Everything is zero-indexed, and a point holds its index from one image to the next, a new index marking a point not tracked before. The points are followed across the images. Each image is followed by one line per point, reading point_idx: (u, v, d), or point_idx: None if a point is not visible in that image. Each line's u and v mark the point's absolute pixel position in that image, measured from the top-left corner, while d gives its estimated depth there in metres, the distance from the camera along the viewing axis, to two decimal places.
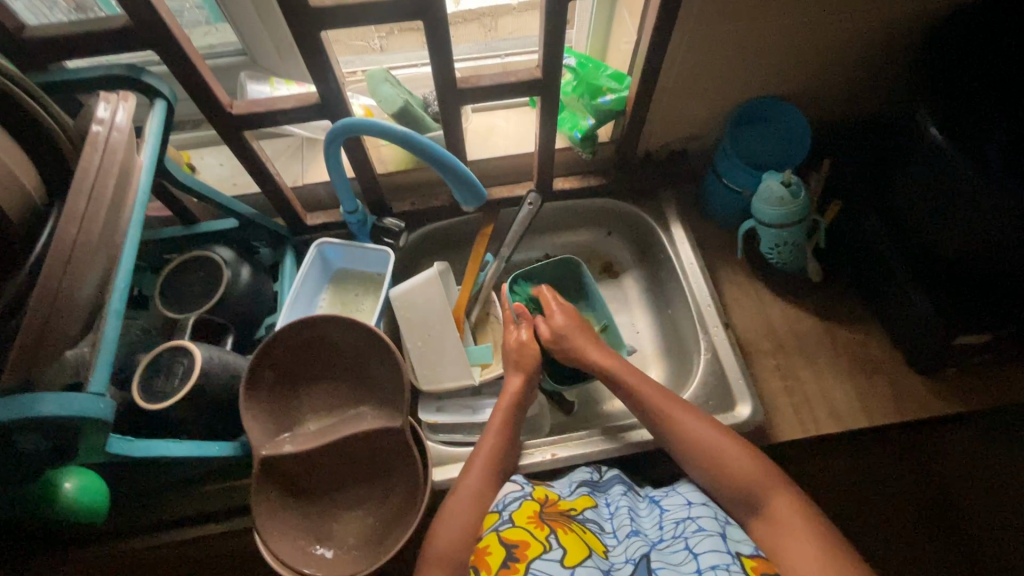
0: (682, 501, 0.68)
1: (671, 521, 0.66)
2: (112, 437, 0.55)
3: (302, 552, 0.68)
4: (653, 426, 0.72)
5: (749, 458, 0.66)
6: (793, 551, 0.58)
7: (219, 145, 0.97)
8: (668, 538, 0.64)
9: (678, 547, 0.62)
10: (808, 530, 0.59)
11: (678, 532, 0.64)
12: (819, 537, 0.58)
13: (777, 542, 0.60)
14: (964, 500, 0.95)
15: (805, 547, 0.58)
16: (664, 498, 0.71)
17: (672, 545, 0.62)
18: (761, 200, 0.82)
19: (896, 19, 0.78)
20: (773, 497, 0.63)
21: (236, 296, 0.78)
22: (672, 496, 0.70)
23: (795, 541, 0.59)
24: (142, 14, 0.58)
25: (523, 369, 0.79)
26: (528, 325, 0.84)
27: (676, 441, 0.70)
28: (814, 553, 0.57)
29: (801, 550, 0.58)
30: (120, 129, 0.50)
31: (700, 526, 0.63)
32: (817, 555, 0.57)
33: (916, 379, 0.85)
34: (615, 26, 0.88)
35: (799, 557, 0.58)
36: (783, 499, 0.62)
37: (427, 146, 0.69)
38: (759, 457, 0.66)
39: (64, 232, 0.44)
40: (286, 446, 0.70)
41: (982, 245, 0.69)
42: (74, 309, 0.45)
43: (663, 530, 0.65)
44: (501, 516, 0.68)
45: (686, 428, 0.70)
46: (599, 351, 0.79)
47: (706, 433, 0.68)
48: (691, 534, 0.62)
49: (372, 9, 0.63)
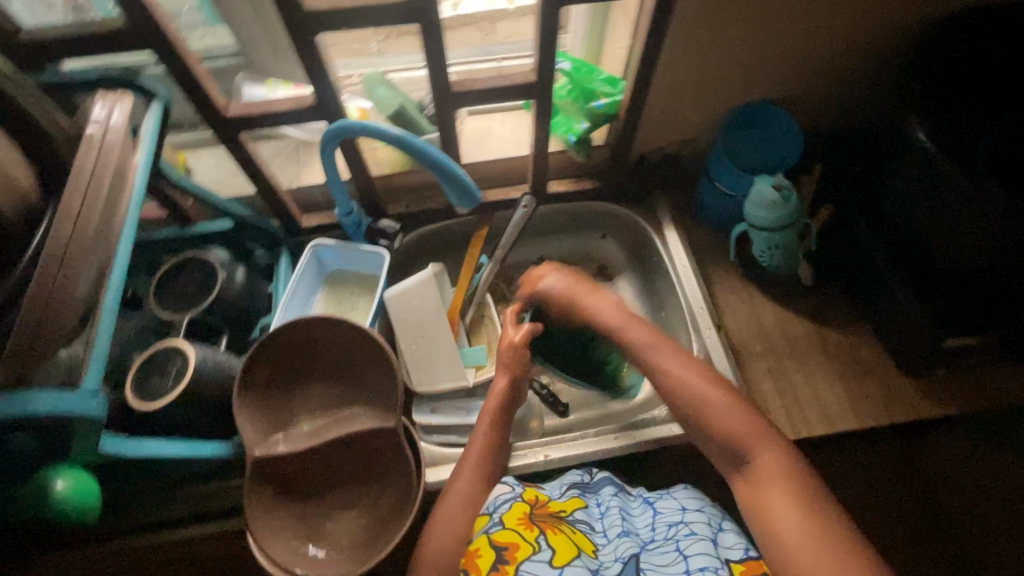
0: (676, 506, 0.68)
1: (664, 524, 0.66)
2: (106, 436, 0.56)
3: (294, 553, 0.68)
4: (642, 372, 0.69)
5: (738, 412, 0.62)
6: (774, 507, 0.55)
7: (216, 145, 0.98)
8: (660, 539, 0.64)
9: (669, 549, 0.62)
10: (789, 488, 0.56)
11: (670, 534, 0.64)
12: (802, 503, 0.55)
13: (758, 497, 0.57)
14: (956, 502, 0.96)
15: (788, 505, 0.55)
16: (659, 501, 0.71)
17: (662, 547, 0.63)
18: (753, 204, 0.83)
19: (887, 25, 0.79)
20: (762, 453, 0.59)
21: (230, 296, 0.78)
22: (666, 499, 0.70)
23: (778, 496, 0.56)
24: (138, 16, 0.59)
25: (510, 371, 0.78)
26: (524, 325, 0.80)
27: (668, 395, 0.66)
28: (796, 509, 0.54)
29: (783, 506, 0.55)
30: (116, 129, 0.51)
31: (692, 530, 0.63)
32: (796, 512, 0.54)
33: (906, 382, 0.86)
34: (610, 31, 0.89)
35: (779, 513, 0.55)
36: (769, 457, 0.58)
37: (422, 148, 0.70)
38: (749, 411, 0.62)
39: (59, 230, 0.45)
40: (279, 446, 0.70)
41: (971, 245, 0.69)
42: (67, 309, 0.45)
43: (655, 532, 0.66)
44: (492, 518, 0.67)
45: (676, 381, 0.66)
46: (606, 308, 0.74)
47: (695, 386, 0.64)
48: (682, 538, 0.62)
49: (367, 12, 0.63)
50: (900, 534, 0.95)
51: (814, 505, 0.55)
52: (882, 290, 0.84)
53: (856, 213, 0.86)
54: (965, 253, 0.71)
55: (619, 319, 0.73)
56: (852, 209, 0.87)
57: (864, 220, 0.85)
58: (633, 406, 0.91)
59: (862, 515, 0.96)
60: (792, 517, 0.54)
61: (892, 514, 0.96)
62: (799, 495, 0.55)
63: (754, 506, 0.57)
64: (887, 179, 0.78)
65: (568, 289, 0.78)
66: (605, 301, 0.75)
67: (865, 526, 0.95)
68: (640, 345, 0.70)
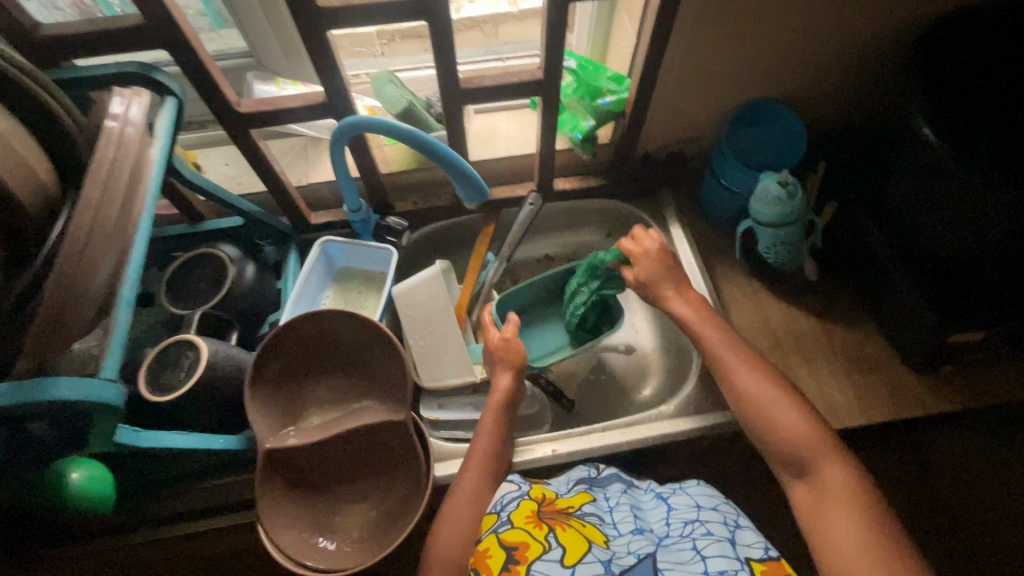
0: (691, 503, 0.69)
1: (679, 520, 0.66)
2: (123, 427, 0.56)
3: (305, 545, 0.69)
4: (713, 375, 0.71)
5: (802, 420, 0.63)
6: (832, 522, 0.56)
7: (226, 144, 0.99)
8: (675, 535, 0.64)
9: (685, 546, 0.61)
10: (852, 502, 0.57)
11: (686, 532, 0.64)
12: (864, 516, 0.55)
13: (819, 509, 0.58)
14: (965, 499, 0.96)
15: (848, 518, 0.56)
16: (671, 496, 0.72)
17: (678, 543, 0.62)
18: (759, 200, 0.83)
19: (891, 21, 0.79)
20: (824, 466, 0.60)
21: (241, 292, 0.79)
22: (680, 495, 0.71)
23: (838, 510, 0.57)
24: (154, 12, 0.59)
25: (511, 366, 0.80)
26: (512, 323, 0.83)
27: (736, 400, 0.68)
28: (855, 526, 0.55)
29: (841, 522, 0.56)
30: (134, 124, 0.52)
31: (708, 530, 0.63)
32: (854, 530, 0.55)
33: (912, 377, 0.86)
34: (615, 29, 0.90)
35: (837, 528, 0.56)
36: (834, 470, 0.59)
37: (433, 144, 0.70)
38: (815, 422, 0.63)
39: (81, 219, 0.45)
40: (290, 439, 0.71)
41: (978, 241, 0.69)
42: (86, 300, 0.46)
43: (669, 528, 0.66)
44: (499, 517, 0.69)
45: (745, 385, 0.67)
46: (678, 303, 0.77)
47: (758, 390, 0.66)
48: (698, 537, 0.62)
49: (378, 10, 0.64)
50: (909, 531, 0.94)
51: (876, 528, 0.54)
52: (887, 285, 0.85)
53: (861, 210, 0.87)
54: (973, 250, 0.71)
55: (693, 313, 0.76)
56: (857, 206, 0.88)
57: (868, 217, 0.86)
58: (641, 402, 0.92)
59: None
60: (851, 531, 0.55)
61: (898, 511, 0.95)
62: (861, 512, 0.56)
63: (812, 517, 0.58)
64: (892, 174, 0.79)
65: (649, 266, 0.80)
66: (683, 305, 0.77)
67: None
68: (713, 351, 0.71)
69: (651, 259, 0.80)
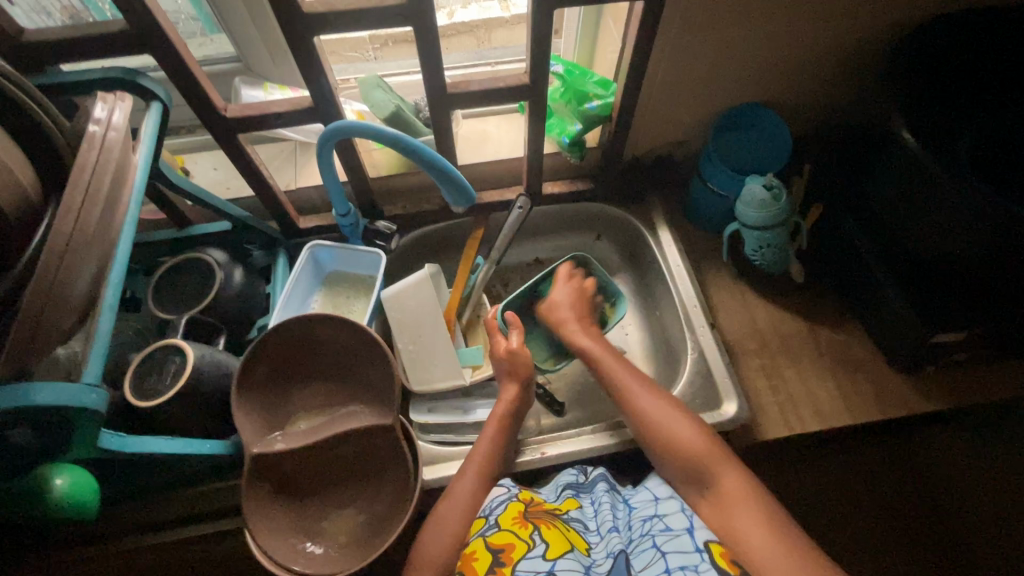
0: (649, 497, 0.69)
1: (639, 519, 0.66)
2: (107, 432, 0.56)
3: (291, 550, 0.68)
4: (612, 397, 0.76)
5: (695, 431, 0.67)
6: (736, 519, 0.58)
7: (214, 149, 0.99)
8: (637, 536, 0.64)
9: (647, 547, 0.61)
10: (749, 499, 0.60)
11: (646, 530, 0.64)
12: (762, 510, 0.58)
13: (721, 516, 0.60)
14: (947, 496, 0.98)
15: (749, 514, 0.58)
16: (632, 496, 0.72)
17: (641, 544, 0.62)
18: (744, 203, 0.84)
19: (873, 26, 0.80)
20: (721, 472, 0.63)
21: (228, 297, 0.79)
22: (640, 492, 0.71)
23: (739, 508, 0.59)
24: (138, 17, 0.60)
25: (517, 378, 0.80)
26: (518, 333, 0.83)
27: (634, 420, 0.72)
28: (753, 519, 0.57)
29: (741, 519, 0.58)
30: (117, 129, 0.52)
31: (667, 526, 0.63)
32: (756, 523, 0.57)
33: (897, 378, 0.87)
34: (602, 34, 0.91)
35: (741, 527, 0.57)
36: (730, 474, 0.63)
37: (418, 148, 0.70)
38: (706, 432, 0.67)
39: (62, 224, 0.45)
40: (277, 444, 0.70)
41: (959, 245, 0.70)
42: (67, 305, 0.46)
43: (633, 529, 0.65)
44: (487, 521, 0.68)
45: (640, 405, 0.72)
46: (583, 329, 0.84)
47: (651, 405, 0.71)
48: (657, 533, 0.62)
49: (362, 16, 0.64)
50: (900, 534, 0.96)
51: (773, 517, 0.57)
52: (873, 287, 0.85)
53: (845, 212, 0.88)
54: (953, 252, 0.71)
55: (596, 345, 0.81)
56: (842, 209, 0.89)
57: (853, 220, 0.87)
58: None
59: (856, 515, 0.98)
60: (752, 526, 0.57)
61: (888, 516, 0.98)
62: (756, 508, 0.59)
63: (718, 525, 0.60)
64: (875, 178, 0.79)
65: (563, 300, 0.88)
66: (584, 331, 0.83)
67: (854, 522, 0.98)
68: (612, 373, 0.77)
69: (565, 297, 0.88)
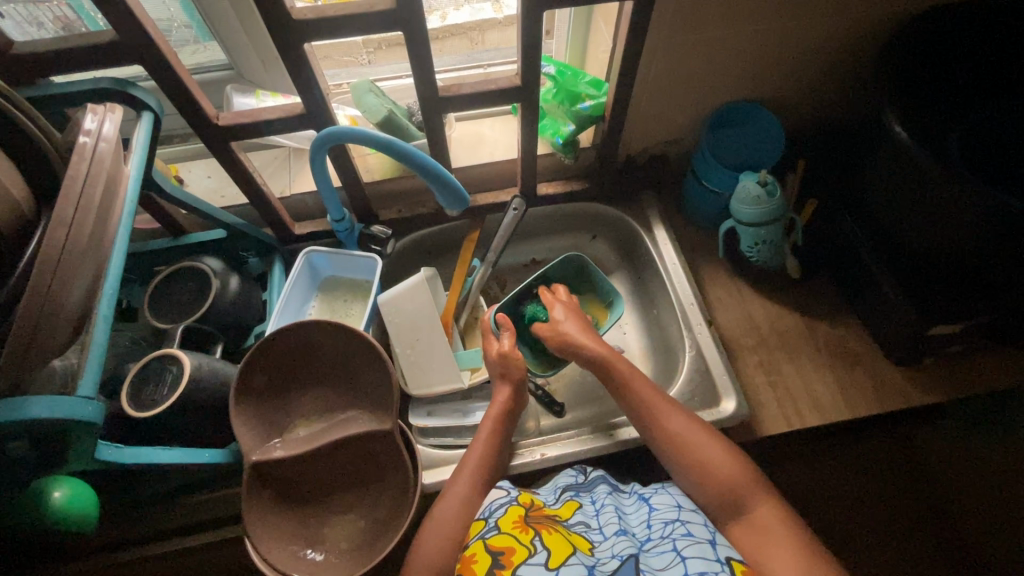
0: (672, 502, 0.68)
1: (659, 521, 0.66)
2: (102, 443, 0.55)
3: (291, 557, 0.68)
4: (637, 419, 0.73)
5: (730, 459, 0.66)
6: (770, 552, 0.58)
7: (207, 157, 0.99)
8: (656, 538, 0.63)
9: (666, 549, 0.61)
10: (785, 533, 0.59)
11: (666, 533, 0.63)
12: (799, 543, 0.58)
13: (756, 546, 0.59)
14: (950, 485, 0.98)
15: (783, 548, 0.57)
16: (653, 497, 0.71)
17: (659, 546, 0.62)
18: (739, 200, 0.84)
19: (864, 21, 0.80)
20: (758, 504, 0.62)
21: (225, 305, 0.79)
22: (662, 495, 0.70)
23: (773, 544, 0.58)
24: (127, 27, 0.59)
25: (510, 380, 0.80)
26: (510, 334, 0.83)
27: (661, 442, 0.70)
28: (789, 555, 0.56)
29: (776, 553, 0.57)
30: (107, 140, 0.51)
31: (689, 531, 0.62)
32: (792, 557, 0.56)
33: (896, 371, 0.87)
34: (594, 34, 0.91)
35: (777, 560, 0.57)
36: (767, 506, 0.62)
37: (412, 153, 0.71)
38: (742, 459, 0.66)
39: (54, 236, 0.45)
40: (276, 451, 0.70)
41: (949, 235, 0.70)
42: (61, 317, 0.46)
43: (651, 530, 0.65)
44: (487, 523, 0.67)
45: (671, 428, 0.69)
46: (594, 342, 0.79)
47: (681, 426, 0.69)
48: (679, 538, 0.62)
49: (353, 22, 0.64)
50: (904, 527, 0.96)
51: (810, 552, 0.57)
52: (868, 280, 0.85)
53: (840, 208, 0.88)
54: (949, 245, 0.71)
55: (606, 360, 0.77)
56: (835, 205, 0.89)
57: (848, 214, 0.87)
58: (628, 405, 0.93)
59: (859, 508, 0.98)
60: (786, 559, 0.56)
61: (890, 509, 0.98)
62: (797, 543, 0.58)
63: (752, 554, 0.59)
64: (869, 171, 0.79)
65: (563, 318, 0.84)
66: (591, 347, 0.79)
67: (854, 516, 0.98)
68: (637, 395, 0.73)
69: (563, 316, 0.84)
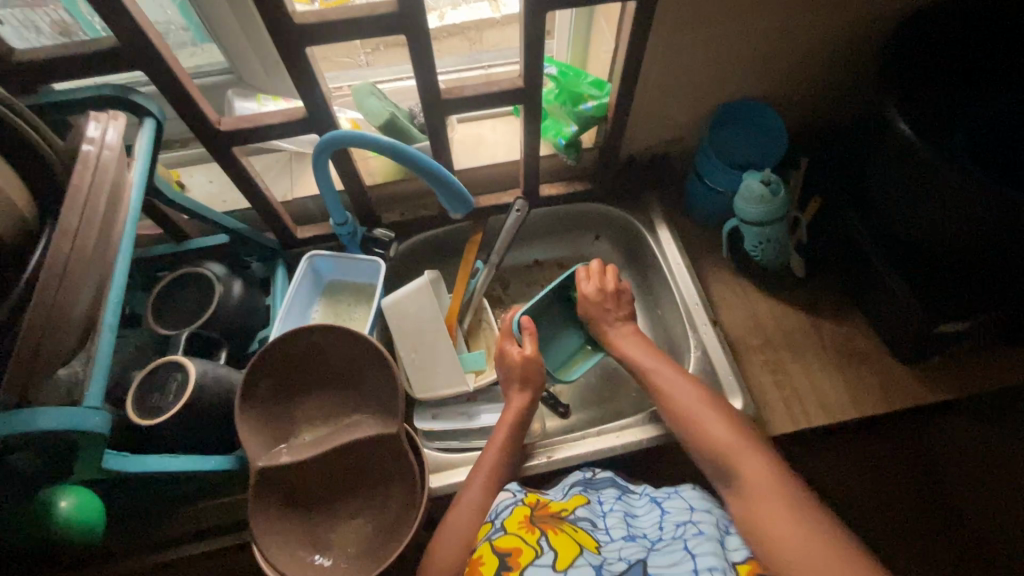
0: (684, 506, 0.67)
1: (672, 523, 0.65)
2: (111, 453, 0.55)
3: (300, 563, 0.68)
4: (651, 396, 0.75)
5: (726, 426, 0.66)
6: (762, 514, 0.57)
7: (208, 162, 0.98)
8: (667, 538, 0.63)
9: (676, 548, 0.60)
10: (778, 494, 0.58)
11: (678, 533, 0.63)
12: (792, 503, 0.57)
13: (749, 510, 0.59)
14: (957, 483, 0.98)
15: (774, 507, 0.57)
16: (666, 500, 0.70)
17: (670, 545, 0.61)
18: (742, 199, 0.84)
19: (866, 17, 0.80)
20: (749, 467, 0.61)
21: (229, 310, 0.79)
22: (675, 499, 0.69)
23: (765, 504, 0.58)
24: (129, 33, 0.59)
25: (529, 386, 0.80)
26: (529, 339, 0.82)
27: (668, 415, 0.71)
28: (781, 515, 0.56)
29: (769, 512, 0.57)
30: (111, 148, 0.51)
31: (700, 531, 0.62)
32: (785, 519, 0.55)
33: (902, 369, 0.86)
34: (595, 34, 0.91)
35: (771, 520, 0.56)
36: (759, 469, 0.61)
37: (417, 158, 0.70)
38: (738, 426, 0.65)
39: (59, 246, 0.45)
40: (282, 457, 0.70)
41: (948, 221, 0.70)
42: (66, 327, 0.45)
43: (663, 531, 0.64)
44: (494, 525, 0.67)
45: (674, 400, 0.71)
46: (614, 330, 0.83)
47: (682, 398, 0.71)
48: (690, 537, 0.61)
49: (354, 26, 0.64)
50: (909, 526, 0.96)
51: (802, 513, 0.56)
52: (874, 278, 0.85)
53: (845, 204, 0.87)
54: (952, 240, 0.71)
55: (642, 350, 0.79)
56: (840, 202, 0.89)
57: (854, 211, 0.86)
58: (633, 405, 0.92)
59: (865, 507, 0.98)
60: (778, 520, 0.56)
61: (897, 506, 0.98)
62: (790, 502, 0.57)
63: (747, 520, 0.59)
64: (872, 169, 0.79)
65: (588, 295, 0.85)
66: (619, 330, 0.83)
67: (862, 513, 0.97)
68: (647, 369, 0.77)
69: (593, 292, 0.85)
